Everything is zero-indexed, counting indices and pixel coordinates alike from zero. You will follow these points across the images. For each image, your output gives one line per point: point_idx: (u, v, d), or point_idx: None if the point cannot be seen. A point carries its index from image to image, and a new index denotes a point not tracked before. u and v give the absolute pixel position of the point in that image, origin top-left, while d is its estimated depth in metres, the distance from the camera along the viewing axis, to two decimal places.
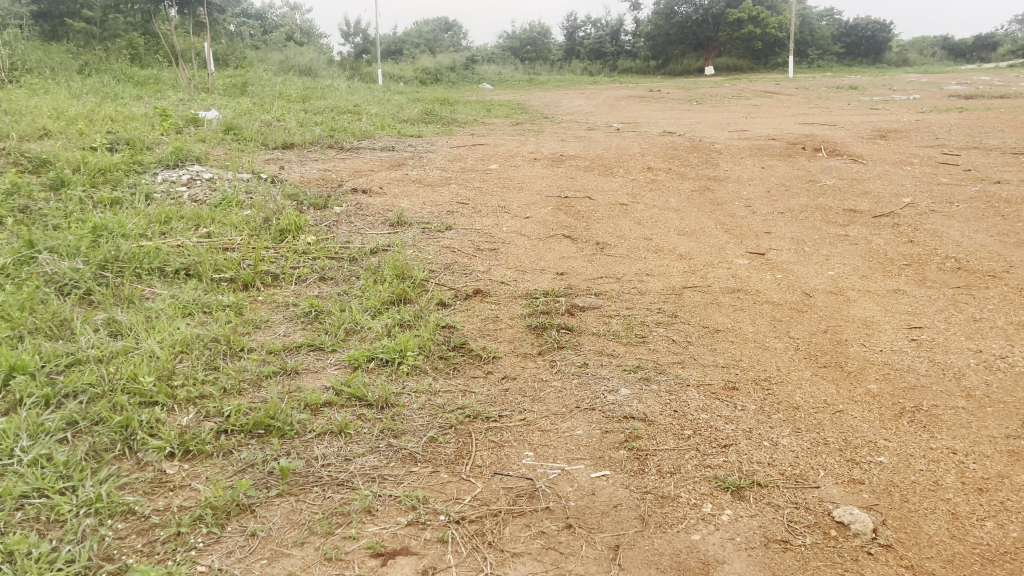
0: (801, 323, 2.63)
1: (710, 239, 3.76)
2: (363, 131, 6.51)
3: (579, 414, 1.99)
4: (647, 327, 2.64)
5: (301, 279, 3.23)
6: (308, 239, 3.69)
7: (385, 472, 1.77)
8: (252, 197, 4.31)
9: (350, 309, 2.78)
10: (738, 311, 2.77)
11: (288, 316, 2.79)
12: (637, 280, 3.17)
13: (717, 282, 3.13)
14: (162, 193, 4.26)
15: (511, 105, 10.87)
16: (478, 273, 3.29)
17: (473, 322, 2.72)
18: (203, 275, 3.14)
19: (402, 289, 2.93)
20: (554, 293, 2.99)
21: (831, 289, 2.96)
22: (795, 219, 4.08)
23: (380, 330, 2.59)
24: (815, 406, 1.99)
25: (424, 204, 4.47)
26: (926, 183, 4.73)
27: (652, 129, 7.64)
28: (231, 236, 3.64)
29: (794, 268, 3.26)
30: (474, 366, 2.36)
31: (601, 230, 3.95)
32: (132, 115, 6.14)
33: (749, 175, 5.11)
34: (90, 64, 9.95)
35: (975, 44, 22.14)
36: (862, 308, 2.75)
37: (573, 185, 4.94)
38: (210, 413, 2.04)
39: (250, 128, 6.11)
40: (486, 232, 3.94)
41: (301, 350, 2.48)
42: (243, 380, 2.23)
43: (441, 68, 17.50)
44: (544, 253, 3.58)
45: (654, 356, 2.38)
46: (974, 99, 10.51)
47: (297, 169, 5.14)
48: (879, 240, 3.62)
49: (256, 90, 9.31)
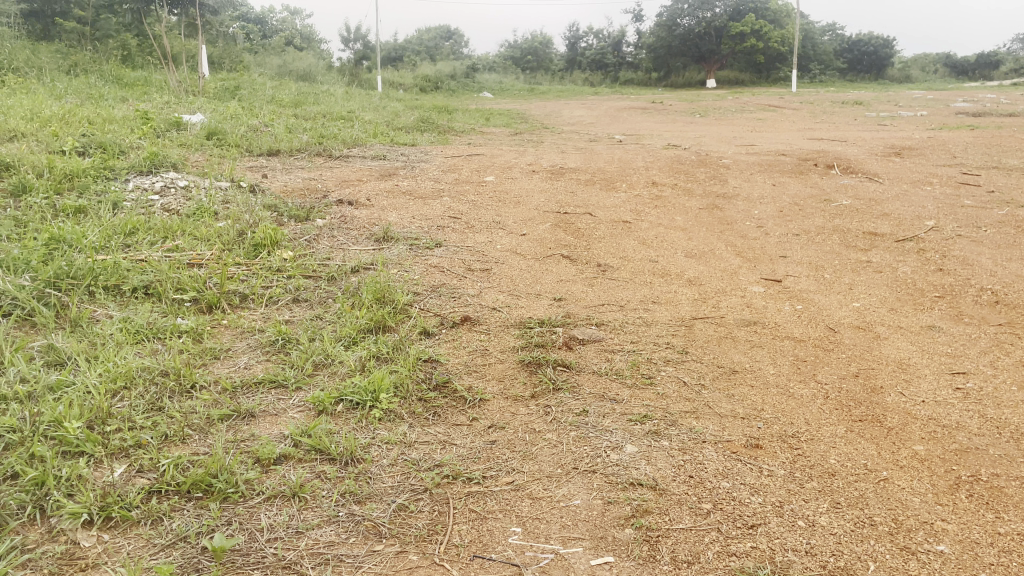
0: (827, 365, 2.33)
1: (721, 262, 3.48)
2: (354, 139, 6.24)
3: (576, 478, 1.69)
4: (654, 366, 2.34)
5: (273, 302, 2.94)
6: (284, 255, 3.39)
7: (342, 552, 1.47)
8: (228, 207, 4.02)
9: (322, 339, 2.48)
10: (756, 348, 2.48)
11: (251, 345, 2.49)
12: (642, 309, 2.87)
13: (731, 312, 2.83)
14: (132, 201, 3.97)
15: (511, 114, 10.58)
16: (467, 296, 2.99)
17: (459, 356, 2.43)
18: (163, 295, 2.85)
19: (381, 315, 2.63)
20: (551, 322, 2.70)
21: (858, 324, 2.67)
22: (812, 241, 3.80)
23: (352, 366, 2.29)
24: (856, 474, 1.69)
25: (413, 218, 4.18)
26: (949, 205, 4.44)
27: (655, 141, 7.38)
28: (201, 250, 3.35)
29: (815, 298, 2.97)
30: (456, 411, 2.06)
31: (602, 250, 3.66)
32: (112, 117, 5.85)
33: (759, 193, 4.83)
34: (77, 62, 9.67)
35: (977, 62, 21.96)
36: (895, 348, 2.45)
37: (573, 200, 4.66)
38: (143, 468, 1.74)
39: (235, 134, 5.82)
40: (479, 251, 3.65)
41: (261, 388, 2.18)
42: (187, 424, 1.93)
43: (440, 76, 17.28)
44: (540, 275, 3.29)
45: (662, 403, 2.08)
46: (983, 117, 10.28)
47: (281, 177, 4.85)
48: (905, 267, 3.34)
49: (248, 94, 9.04)
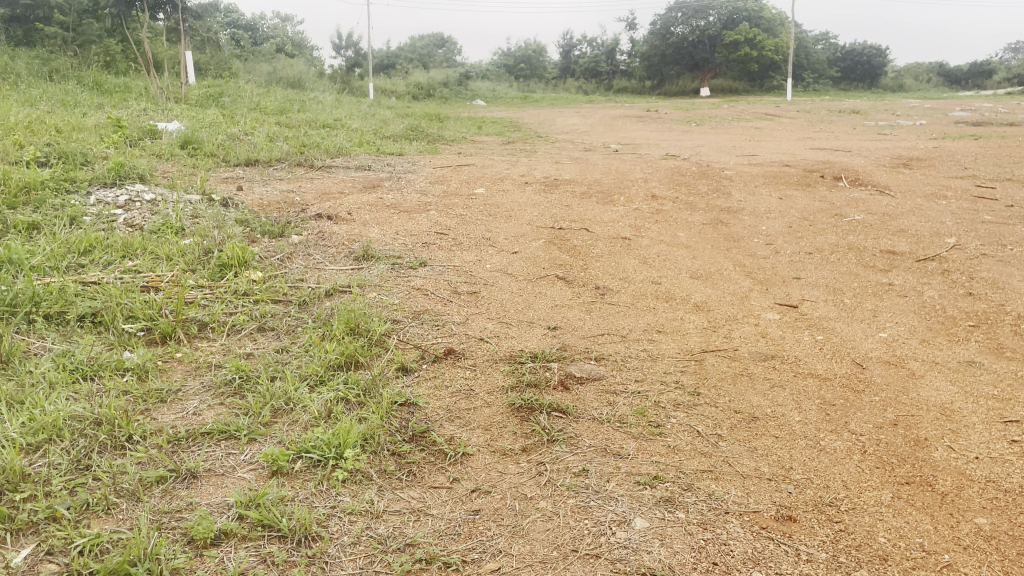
0: (860, 409, 2.04)
1: (730, 285, 3.19)
2: (338, 148, 5.95)
3: (575, 565, 1.41)
4: (663, 411, 2.05)
5: (234, 332, 2.64)
6: (252, 277, 3.08)
7: None
8: (196, 222, 3.72)
9: (284, 378, 2.18)
10: (777, 389, 2.19)
11: (204, 385, 2.20)
12: (646, 340, 2.58)
13: (745, 344, 2.55)
14: (92, 216, 3.67)
15: (505, 123, 10.27)
16: (452, 324, 2.70)
17: (441, 398, 2.13)
18: (112, 324, 2.55)
19: (353, 349, 2.33)
20: (545, 356, 2.40)
21: (890, 359, 2.39)
22: (826, 261, 3.51)
23: (316, 412, 1.99)
24: (913, 558, 1.42)
25: (397, 234, 3.89)
26: (968, 221, 4.17)
27: (653, 151, 7.12)
28: (161, 271, 3.05)
29: (836, 327, 2.69)
30: (434, 470, 1.76)
31: (600, 271, 3.37)
32: (82, 125, 5.54)
33: (766, 207, 4.56)
34: (57, 68, 9.33)
35: (971, 71, 21.80)
36: (934, 389, 2.17)
37: (569, 213, 4.38)
38: (53, 550, 1.44)
39: (212, 143, 5.51)
40: (467, 271, 3.36)
41: (209, 440, 1.88)
42: (115, 491, 1.63)
43: (433, 85, 17.03)
44: (534, 300, 3.00)
45: (675, 460, 1.79)
46: (983, 126, 10.05)
47: (258, 189, 4.56)
48: (931, 291, 3.06)
49: (232, 102, 8.73)
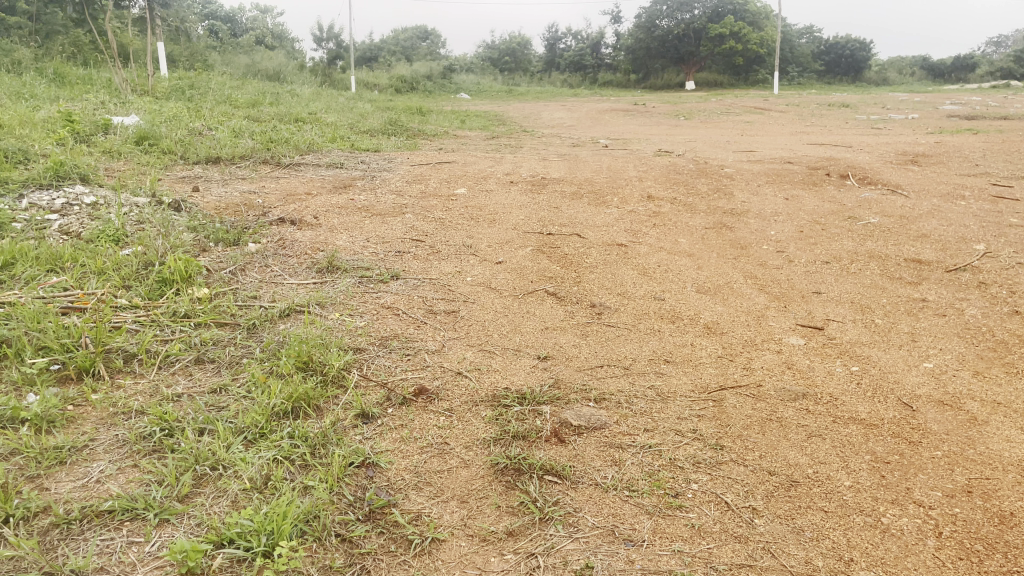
0: (923, 470, 1.66)
1: (743, 301, 2.81)
2: (308, 144, 5.52)
3: None
4: (681, 474, 1.66)
5: (167, 366, 2.23)
6: (195, 294, 2.67)
7: None
8: (140, 228, 3.29)
9: (217, 430, 1.78)
10: (817, 440, 1.80)
11: (117, 439, 1.78)
12: (654, 373, 2.19)
13: (769, 377, 2.16)
14: (20, 222, 3.22)
15: (489, 117, 9.82)
16: (425, 354, 2.30)
17: (409, 456, 1.73)
18: (17, 359, 2.13)
19: (303, 392, 1.93)
20: (535, 395, 2.01)
21: (946, 398, 2.01)
22: (847, 272, 3.14)
23: (250, 480, 1.59)
24: None
25: (368, 241, 3.48)
26: (994, 224, 3.80)
27: (645, 146, 6.74)
28: (89, 289, 2.63)
29: (873, 355, 2.31)
30: (395, 566, 1.38)
31: (595, 285, 2.98)
32: (28, 119, 5.07)
33: (772, 208, 4.18)
34: (17, 57, 8.77)
35: (954, 65, 21.58)
36: (1009, 440, 1.79)
37: (558, 217, 3.99)
38: None
39: (171, 138, 5.06)
40: (444, 285, 2.96)
41: (109, 522, 1.48)
42: None
43: (416, 77, 16.55)
44: (521, 320, 2.60)
45: (703, 549, 1.41)
46: (978, 120, 9.72)
47: (216, 190, 4.13)
48: (971, 309, 2.69)
49: (200, 95, 8.25)
